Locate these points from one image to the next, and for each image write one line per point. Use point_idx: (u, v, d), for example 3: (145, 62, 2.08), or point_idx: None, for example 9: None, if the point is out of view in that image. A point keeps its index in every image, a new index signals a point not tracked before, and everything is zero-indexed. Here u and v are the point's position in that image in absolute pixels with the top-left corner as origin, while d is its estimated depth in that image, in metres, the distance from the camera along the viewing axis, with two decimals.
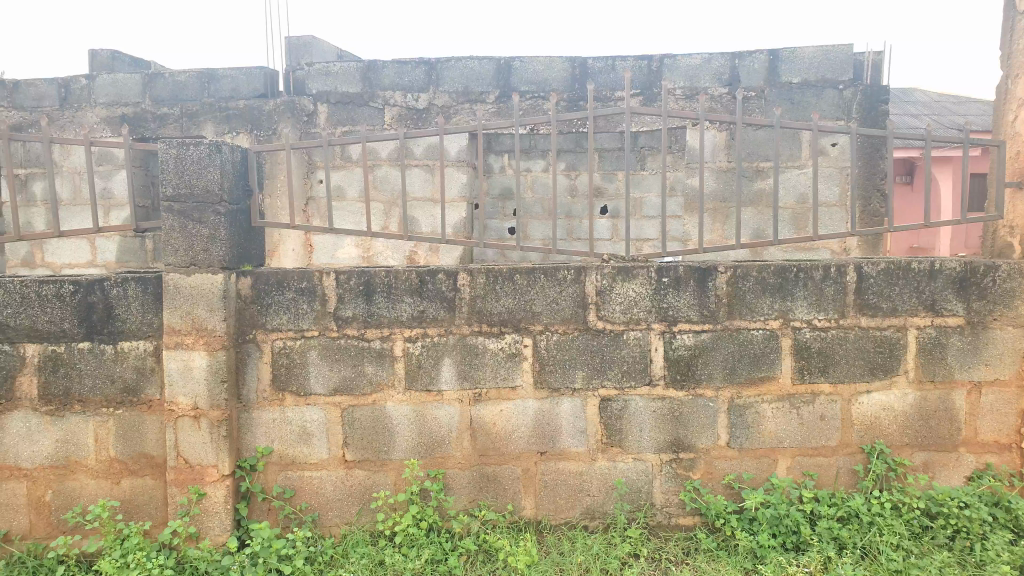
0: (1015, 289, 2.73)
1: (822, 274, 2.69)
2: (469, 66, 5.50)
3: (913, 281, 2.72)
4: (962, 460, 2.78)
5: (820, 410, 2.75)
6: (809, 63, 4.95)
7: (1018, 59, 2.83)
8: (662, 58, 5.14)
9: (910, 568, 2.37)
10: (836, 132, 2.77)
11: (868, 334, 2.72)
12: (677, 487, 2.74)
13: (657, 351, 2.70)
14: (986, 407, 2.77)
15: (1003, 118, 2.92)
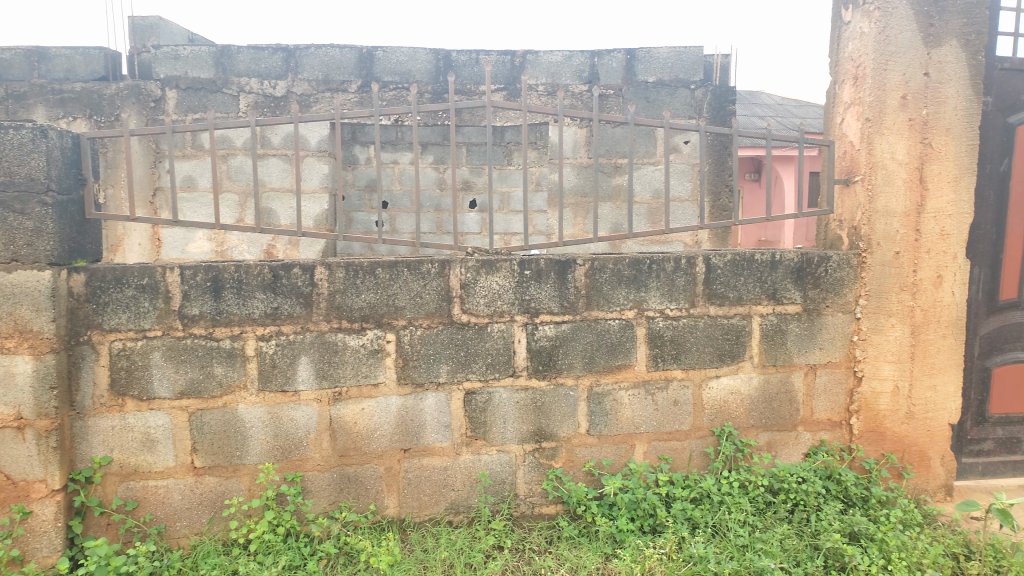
0: (844, 278, 2.96)
1: (674, 265, 2.81)
2: (330, 54, 5.34)
3: (756, 271, 2.89)
4: (800, 438, 3.00)
5: (673, 395, 2.86)
6: (663, 63, 5.15)
7: (845, 66, 3.07)
8: (524, 54, 5.19)
9: (755, 542, 2.51)
10: (687, 130, 2.88)
11: (716, 322, 2.87)
12: (540, 477, 2.78)
13: (520, 343, 2.71)
14: (820, 387, 2.99)
15: (833, 120, 3.16)
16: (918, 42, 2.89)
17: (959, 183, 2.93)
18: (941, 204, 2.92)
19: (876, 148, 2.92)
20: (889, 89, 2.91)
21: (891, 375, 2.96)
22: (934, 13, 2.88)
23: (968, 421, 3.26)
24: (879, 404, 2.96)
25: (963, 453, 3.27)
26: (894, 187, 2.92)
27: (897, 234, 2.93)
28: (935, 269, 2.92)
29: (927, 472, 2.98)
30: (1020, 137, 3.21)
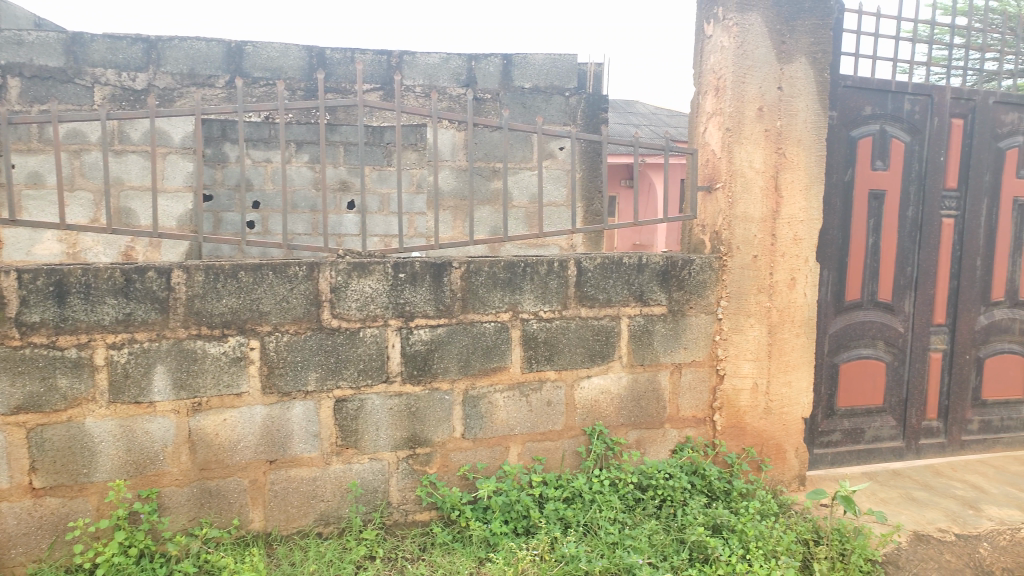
0: (707, 280, 3.09)
1: (547, 268, 2.84)
2: (196, 47, 5.08)
3: (625, 274, 2.97)
4: (667, 435, 3.11)
5: (547, 397, 2.90)
6: (538, 69, 5.22)
7: (707, 78, 3.21)
8: (400, 55, 5.13)
9: (624, 539, 2.57)
10: (559, 136, 2.92)
11: (587, 324, 2.92)
12: (413, 484, 2.74)
13: (393, 348, 2.66)
14: (685, 385, 3.11)
15: (696, 129, 3.29)
16: (772, 57, 3.08)
17: (809, 191, 3.15)
18: (794, 211, 3.13)
19: (736, 157, 3.06)
20: (747, 102, 3.06)
21: (750, 373, 3.12)
22: (785, 31, 3.08)
23: (819, 414, 3.49)
24: (740, 401, 3.12)
25: (815, 444, 3.49)
26: (751, 194, 3.08)
27: (755, 239, 3.09)
28: (789, 272, 3.12)
29: (782, 464, 3.18)
30: (861, 149, 3.48)
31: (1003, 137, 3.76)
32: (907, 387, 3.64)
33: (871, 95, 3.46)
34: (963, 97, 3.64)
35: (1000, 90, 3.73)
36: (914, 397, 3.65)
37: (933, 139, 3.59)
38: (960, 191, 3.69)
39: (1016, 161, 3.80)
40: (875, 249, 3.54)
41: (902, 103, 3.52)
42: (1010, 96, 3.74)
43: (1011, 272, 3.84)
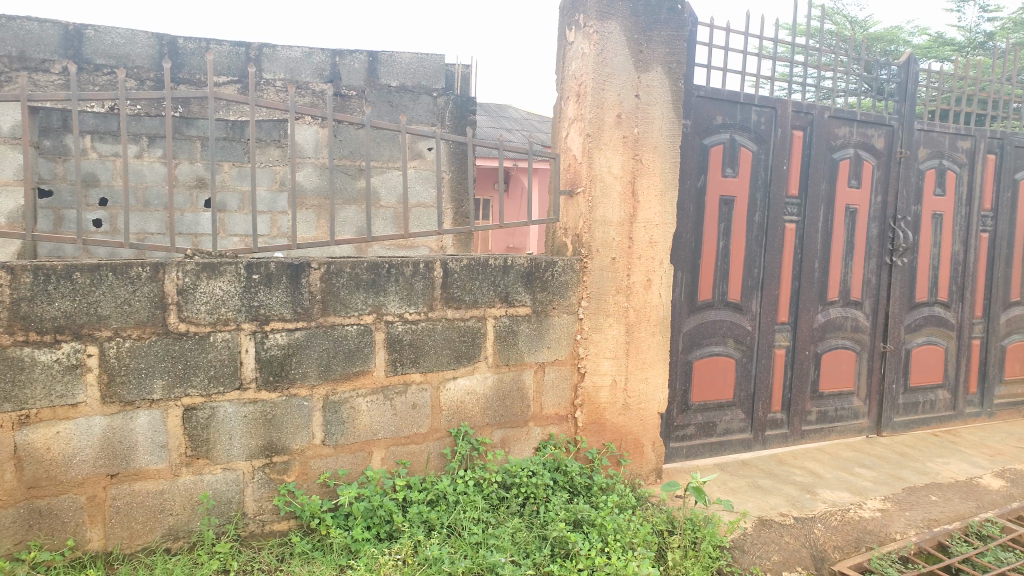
0: (568, 282, 3.17)
1: (412, 269, 2.81)
2: (28, 28, 4.67)
3: (490, 276, 2.99)
4: (531, 433, 3.16)
5: (411, 400, 2.87)
6: (405, 68, 5.18)
7: (568, 83, 3.29)
8: (259, 48, 4.94)
9: (488, 538, 2.59)
10: (424, 136, 2.90)
11: (453, 325, 2.92)
12: (271, 493, 2.63)
13: (248, 353, 2.55)
14: (549, 384, 3.17)
15: (559, 134, 3.36)
16: (630, 66, 3.19)
17: (664, 196, 3.31)
18: (650, 215, 3.27)
19: (596, 162, 3.15)
20: (606, 108, 3.16)
21: (610, 370, 3.23)
22: (642, 41, 3.21)
23: (674, 409, 3.65)
24: (600, 398, 3.22)
25: (671, 438, 3.65)
26: (610, 198, 3.18)
27: (614, 242, 3.20)
28: (645, 274, 3.25)
29: (640, 458, 3.32)
30: (712, 157, 3.67)
31: (837, 148, 4.08)
32: (754, 381, 3.88)
33: (720, 106, 3.66)
34: (803, 111, 3.92)
35: (835, 105, 4.04)
36: (760, 390, 3.90)
37: (777, 149, 3.84)
38: (801, 198, 3.97)
39: (848, 171, 4.13)
40: (725, 252, 3.75)
41: (749, 114, 3.75)
42: (843, 111, 4.07)
43: (844, 273, 4.18)
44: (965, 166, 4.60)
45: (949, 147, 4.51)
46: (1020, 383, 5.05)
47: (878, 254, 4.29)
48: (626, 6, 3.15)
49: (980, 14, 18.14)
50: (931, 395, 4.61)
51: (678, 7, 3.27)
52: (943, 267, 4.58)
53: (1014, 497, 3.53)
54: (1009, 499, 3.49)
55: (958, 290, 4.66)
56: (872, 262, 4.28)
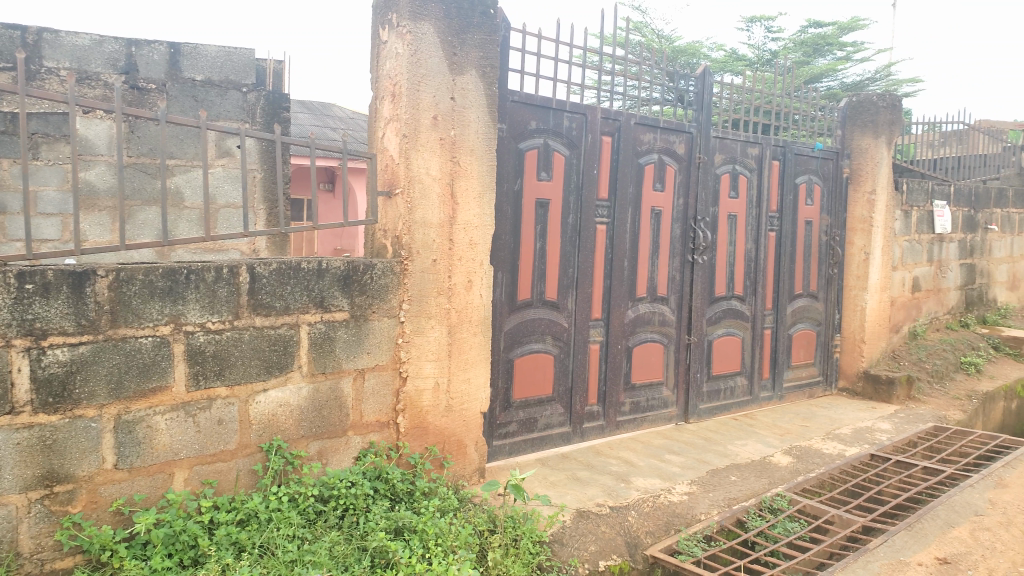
0: (388, 284, 3.09)
1: (215, 275, 2.63)
2: None
3: (302, 280, 2.86)
4: (350, 442, 3.05)
5: (217, 415, 2.68)
6: (211, 62, 4.87)
7: (383, 82, 3.22)
8: (39, 32, 4.46)
9: (304, 555, 2.46)
10: (226, 133, 2.75)
11: (263, 333, 2.77)
12: (51, 527, 2.36)
13: (20, 373, 2.27)
14: (368, 391, 3.08)
15: (374, 134, 3.28)
16: (444, 68, 3.18)
17: (481, 198, 3.34)
18: (468, 217, 3.28)
19: (413, 163, 3.11)
20: (421, 109, 3.12)
21: (431, 373, 3.20)
22: (456, 43, 3.21)
23: (496, 407, 3.69)
24: (422, 401, 3.18)
25: (494, 436, 3.69)
26: (429, 200, 3.15)
27: (433, 243, 3.18)
28: (465, 275, 3.28)
29: (463, 459, 3.32)
30: (527, 161, 3.75)
31: (643, 154, 4.31)
32: (571, 376, 4.01)
33: (534, 111, 3.75)
34: (610, 118, 4.11)
35: (640, 113, 4.28)
36: (577, 385, 4.03)
37: (587, 153, 4.00)
38: (610, 201, 4.16)
39: (653, 176, 4.38)
40: (542, 253, 3.84)
41: (561, 120, 3.87)
42: (647, 118, 4.31)
43: (651, 271, 4.42)
44: (755, 171, 5.02)
45: (740, 153, 4.91)
46: (804, 367, 5.59)
47: (681, 252, 4.58)
48: (439, 8, 3.14)
49: (767, 35, 20.05)
50: (730, 382, 4.99)
51: (491, 11, 3.30)
52: (738, 263, 4.98)
53: (800, 471, 3.90)
54: (796, 474, 3.85)
55: (751, 284, 5.09)
56: (676, 260, 4.57)
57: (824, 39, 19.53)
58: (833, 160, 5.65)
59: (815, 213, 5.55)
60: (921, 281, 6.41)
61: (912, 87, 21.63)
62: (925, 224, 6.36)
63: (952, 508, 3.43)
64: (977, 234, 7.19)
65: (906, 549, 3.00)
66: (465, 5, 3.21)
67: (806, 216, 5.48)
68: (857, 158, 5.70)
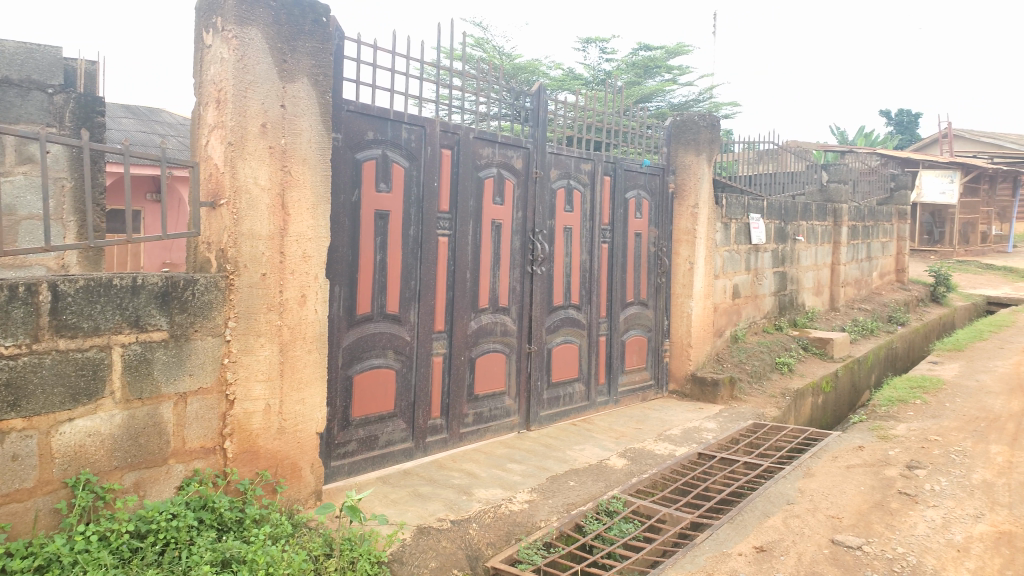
0: (213, 301, 2.91)
1: (9, 294, 2.36)
2: None
3: (115, 298, 2.63)
4: (172, 471, 2.84)
5: (11, 450, 2.40)
6: (9, 58, 4.48)
7: (207, 88, 3.03)
8: None
9: None
10: (23, 137, 2.49)
11: (68, 357, 2.52)
12: None
13: None
14: (192, 415, 2.88)
15: (197, 142, 3.08)
16: (273, 75, 3.06)
17: (316, 210, 3.24)
18: (301, 228, 3.17)
19: (239, 173, 2.95)
20: (248, 116, 2.98)
21: (262, 394, 3.05)
22: (286, 50, 3.10)
23: (335, 426, 3.58)
24: (252, 424, 3.03)
25: (332, 456, 3.57)
26: (257, 211, 3.01)
27: (262, 257, 3.03)
28: (298, 289, 3.16)
29: (298, 482, 3.20)
30: (365, 172, 3.67)
31: (482, 167, 4.35)
32: (413, 391, 3.96)
33: (371, 121, 3.69)
34: (449, 130, 4.12)
35: (478, 126, 4.32)
36: (420, 399, 3.99)
37: (427, 165, 3.98)
38: (451, 213, 4.16)
39: (492, 189, 4.43)
40: (382, 265, 3.77)
41: (399, 131, 3.83)
42: (485, 133, 4.36)
43: (492, 283, 4.46)
44: (588, 186, 5.22)
45: (574, 169, 5.09)
46: (637, 372, 5.86)
47: (521, 264, 4.66)
48: (267, 13, 3.01)
49: (602, 56, 21.01)
50: (569, 389, 5.14)
51: (323, 19, 3.21)
52: (574, 273, 5.14)
53: (634, 472, 4.07)
54: (630, 475, 4.01)
55: (587, 294, 5.27)
56: (516, 271, 4.64)
57: (653, 62, 20.72)
58: (660, 176, 5.98)
59: (644, 226, 5.84)
60: (740, 289, 6.91)
61: (730, 109, 23.48)
62: (742, 235, 6.87)
63: (768, 499, 3.70)
64: (787, 245, 7.87)
65: (728, 541, 3.20)
66: (296, 11, 3.10)
67: (636, 228, 5.75)
68: (680, 175, 6.07)
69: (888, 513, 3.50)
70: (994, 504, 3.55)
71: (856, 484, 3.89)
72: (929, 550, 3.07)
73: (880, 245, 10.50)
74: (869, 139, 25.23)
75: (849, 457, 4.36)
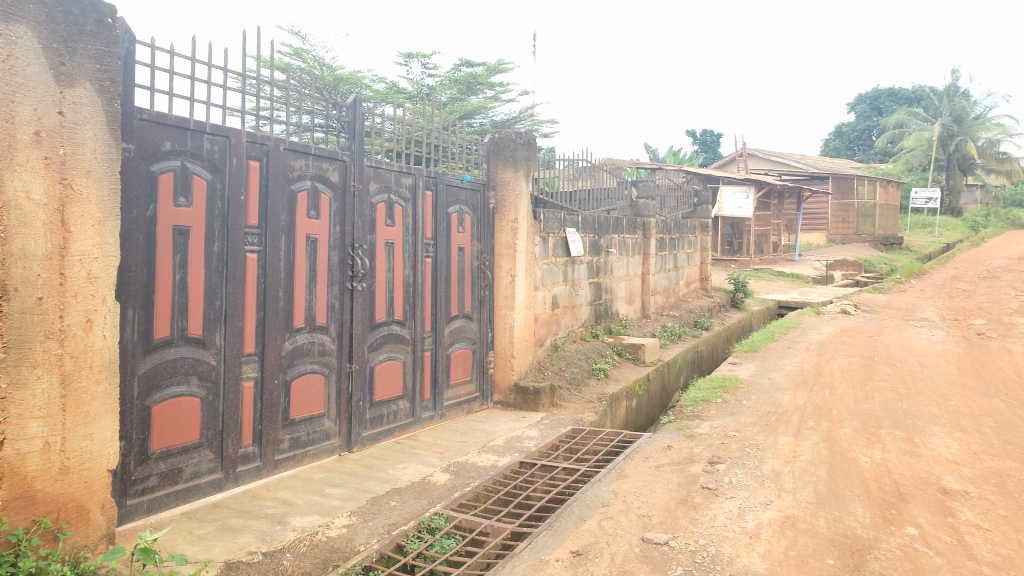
0: None
1: None
2: None
3: None
4: None
5: None
6: None
7: None
8: None
9: None
10: None
11: None
12: None
13: None
14: None
15: None
16: (48, 77, 2.77)
17: (102, 226, 2.97)
18: (86, 247, 2.90)
19: (7, 185, 2.63)
20: (18, 123, 2.67)
21: (40, 432, 2.74)
22: (64, 52, 2.82)
23: (131, 461, 3.29)
24: (27, 466, 2.70)
25: (128, 495, 3.28)
26: (31, 229, 2.71)
27: (38, 279, 2.73)
28: (83, 313, 2.88)
29: (85, 526, 2.90)
30: (162, 185, 3.42)
31: (294, 180, 4.18)
32: (221, 418, 3.73)
33: (167, 131, 3.45)
34: (257, 142, 3.94)
35: (288, 137, 4.15)
36: (229, 427, 3.77)
37: (232, 178, 3.78)
38: (261, 228, 3.96)
39: (306, 203, 4.27)
40: (182, 285, 3.53)
41: (200, 142, 3.61)
42: (297, 144, 4.20)
43: (308, 301, 4.30)
44: (409, 200, 5.18)
45: (394, 183, 5.03)
46: (462, 385, 5.88)
47: (339, 280, 4.54)
48: (38, 9, 2.73)
49: (425, 71, 21.12)
50: (393, 406, 5.06)
51: (107, 21, 2.97)
52: (396, 289, 5.08)
53: (457, 487, 4.07)
54: (453, 489, 4.01)
55: (410, 309, 5.23)
56: (334, 288, 4.51)
57: (475, 79, 21.11)
58: (480, 192, 6.06)
59: (466, 240, 5.89)
60: (559, 299, 7.16)
61: (549, 128, 24.46)
62: (560, 249, 7.13)
63: (585, 503, 3.84)
64: (601, 256, 8.25)
65: (546, 548, 3.28)
66: (74, 9, 2.84)
67: (458, 243, 5.79)
68: (500, 190, 6.18)
69: (692, 507, 3.74)
70: (781, 491, 3.90)
71: (664, 482, 4.13)
72: (726, 539, 3.32)
73: (685, 256, 11.30)
74: (677, 156, 27.18)
75: (658, 457, 4.63)
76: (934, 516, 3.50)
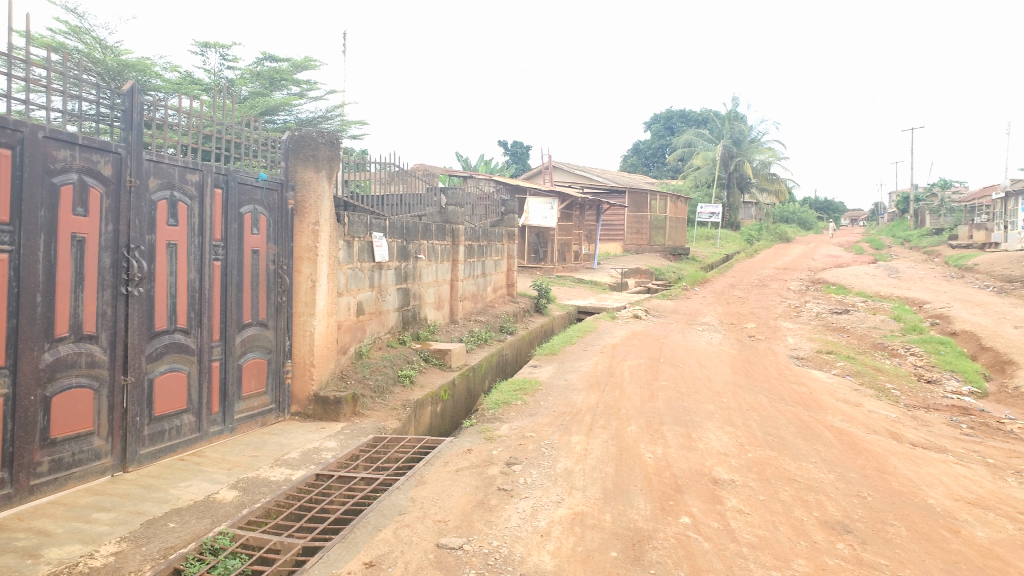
0: None
1: None
2: None
3: None
4: None
5: None
6: None
7: None
8: None
9: None
10: None
11: None
12: None
13: None
14: None
15: None
16: None
17: None
18: None
19: None
20: None
21: None
22: None
23: None
24: None
25: None
26: None
27: None
28: None
29: None
30: None
31: (56, 173, 3.76)
32: None
33: None
34: (7, 127, 3.49)
35: (48, 124, 3.72)
36: None
37: None
38: (12, 225, 3.52)
39: (72, 199, 3.85)
40: None
41: None
42: (60, 133, 3.78)
43: (74, 307, 3.88)
44: (196, 199, 4.83)
45: (178, 179, 4.66)
46: (256, 397, 5.59)
47: (112, 284, 4.13)
48: None
49: (223, 63, 20.00)
50: (175, 422, 4.69)
51: None
52: (180, 295, 4.72)
53: (245, 504, 3.84)
54: (240, 507, 3.77)
55: (196, 317, 4.88)
56: (106, 294, 4.10)
57: (279, 74, 20.32)
58: (278, 191, 5.78)
59: (261, 242, 5.60)
60: (364, 305, 7.02)
61: (358, 130, 24.10)
62: (365, 253, 6.99)
63: (381, 512, 3.77)
64: (409, 262, 8.21)
65: (338, 562, 3.17)
66: None
67: (252, 245, 5.49)
68: (299, 191, 5.94)
69: (487, 510, 3.79)
70: (572, 489, 4.06)
71: (462, 486, 4.16)
72: (518, 539, 3.39)
73: (493, 263, 11.53)
74: (487, 165, 27.76)
75: (458, 461, 4.66)
76: (705, 505, 3.80)
